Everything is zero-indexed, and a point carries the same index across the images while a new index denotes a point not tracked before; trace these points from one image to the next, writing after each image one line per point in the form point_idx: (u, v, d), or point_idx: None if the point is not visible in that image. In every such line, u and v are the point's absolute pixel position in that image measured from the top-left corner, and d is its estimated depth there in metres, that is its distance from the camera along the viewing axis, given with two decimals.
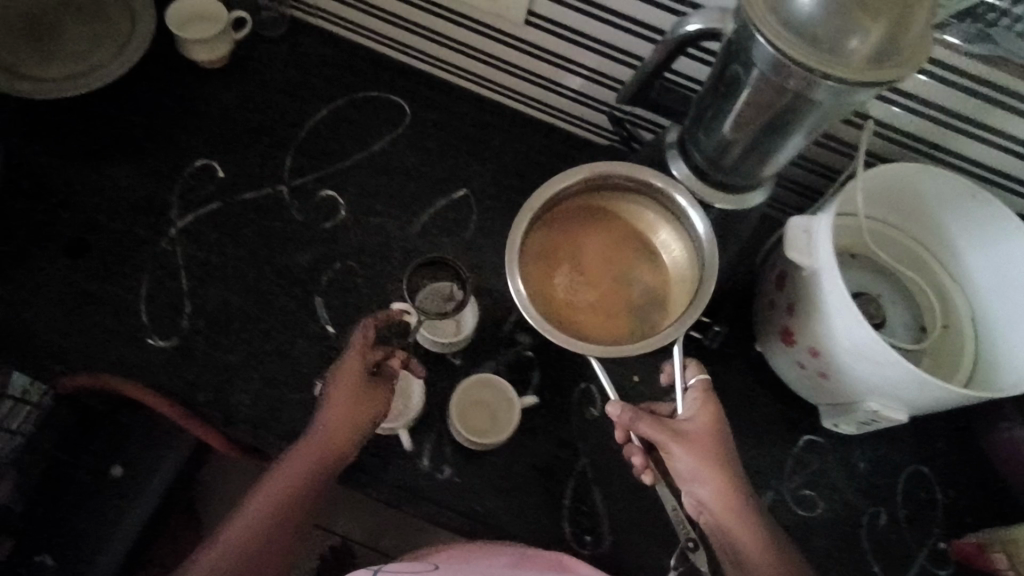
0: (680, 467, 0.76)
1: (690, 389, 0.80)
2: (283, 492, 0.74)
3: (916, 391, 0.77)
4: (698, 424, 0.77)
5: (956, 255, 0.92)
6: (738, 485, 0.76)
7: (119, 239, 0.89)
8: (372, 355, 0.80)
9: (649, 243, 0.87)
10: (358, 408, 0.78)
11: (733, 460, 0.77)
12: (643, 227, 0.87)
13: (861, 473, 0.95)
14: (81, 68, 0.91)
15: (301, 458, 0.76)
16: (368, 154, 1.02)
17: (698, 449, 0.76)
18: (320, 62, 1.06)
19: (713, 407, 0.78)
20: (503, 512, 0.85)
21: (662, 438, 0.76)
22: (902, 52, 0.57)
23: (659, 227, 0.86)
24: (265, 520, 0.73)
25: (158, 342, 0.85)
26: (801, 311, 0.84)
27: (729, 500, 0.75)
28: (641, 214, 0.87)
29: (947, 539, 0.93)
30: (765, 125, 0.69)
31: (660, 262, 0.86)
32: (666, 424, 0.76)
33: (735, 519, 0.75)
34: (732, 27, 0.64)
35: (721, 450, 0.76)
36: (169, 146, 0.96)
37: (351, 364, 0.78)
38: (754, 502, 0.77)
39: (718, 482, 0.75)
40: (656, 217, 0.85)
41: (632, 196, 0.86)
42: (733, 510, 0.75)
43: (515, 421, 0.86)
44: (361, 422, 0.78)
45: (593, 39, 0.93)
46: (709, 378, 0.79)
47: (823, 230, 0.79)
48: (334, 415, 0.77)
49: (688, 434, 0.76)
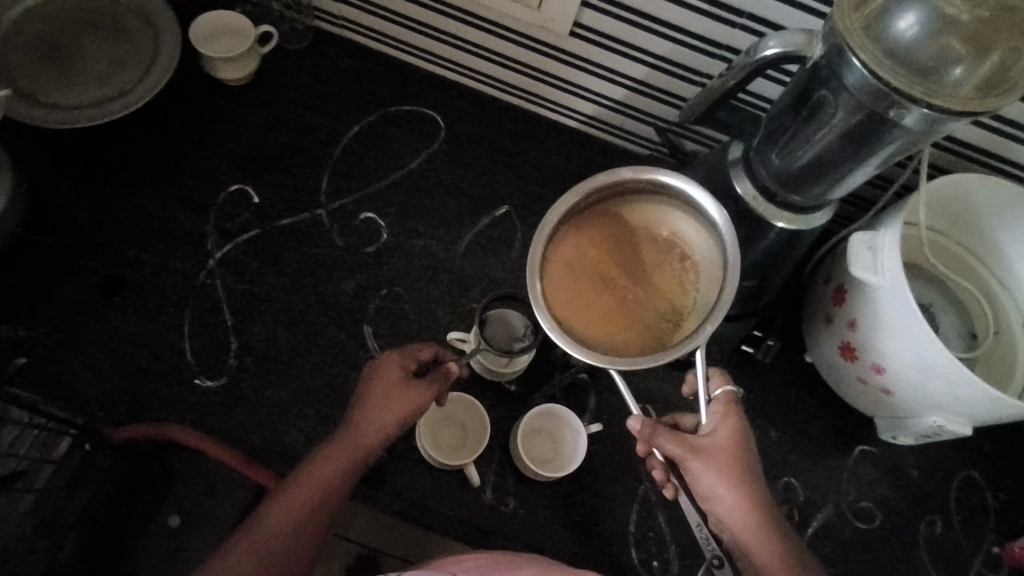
0: (700, 489, 0.65)
1: (714, 402, 0.68)
2: (298, 509, 0.66)
3: (988, 407, 0.75)
4: (719, 440, 0.65)
5: (1007, 262, 0.90)
6: (766, 510, 0.64)
7: (158, 275, 0.87)
8: (410, 359, 0.73)
9: (674, 251, 0.69)
10: (401, 410, 0.71)
11: (761, 482, 0.66)
12: (668, 233, 0.70)
13: (916, 483, 0.95)
14: (104, 95, 0.86)
15: (322, 470, 0.68)
16: (405, 173, 0.97)
17: (719, 467, 0.65)
18: (347, 74, 1.00)
19: (738, 422, 0.66)
20: (569, 541, 0.85)
21: (678, 454, 0.65)
22: (1003, 82, 0.56)
23: (686, 233, 0.69)
24: (275, 544, 0.64)
25: (205, 383, 0.84)
26: (864, 328, 0.82)
27: (756, 528, 0.63)
28: (666, 217, 0.70)
29: (1001, 543, 0.93)
30: (842, 146, 0.65)
31: (684, 274, 0.69)
32: (684, 439, 0.66)
33: (762, 552, 0.63)
34: (821, 50, 0.62)
35: (747, 471, 0.65)
36: (202, 175, 0.93)
37: (392, 367, 0.72)
38: (786, 529, 0.65)
39: (742, 507, 0.64)
40: (685, 221, 0.69)
41: (658, 194, 0.69)
42: (760, 540, 0.63)
43: (580, 451, 0.83)
44: (399, 416, 0.71)
45: (644, 50, 0.85)
46: (736, 390, 0.67)
47: (889, 245, 0.75)
48: (369, 420, 0.70)
49: (709, 452, 0.65)
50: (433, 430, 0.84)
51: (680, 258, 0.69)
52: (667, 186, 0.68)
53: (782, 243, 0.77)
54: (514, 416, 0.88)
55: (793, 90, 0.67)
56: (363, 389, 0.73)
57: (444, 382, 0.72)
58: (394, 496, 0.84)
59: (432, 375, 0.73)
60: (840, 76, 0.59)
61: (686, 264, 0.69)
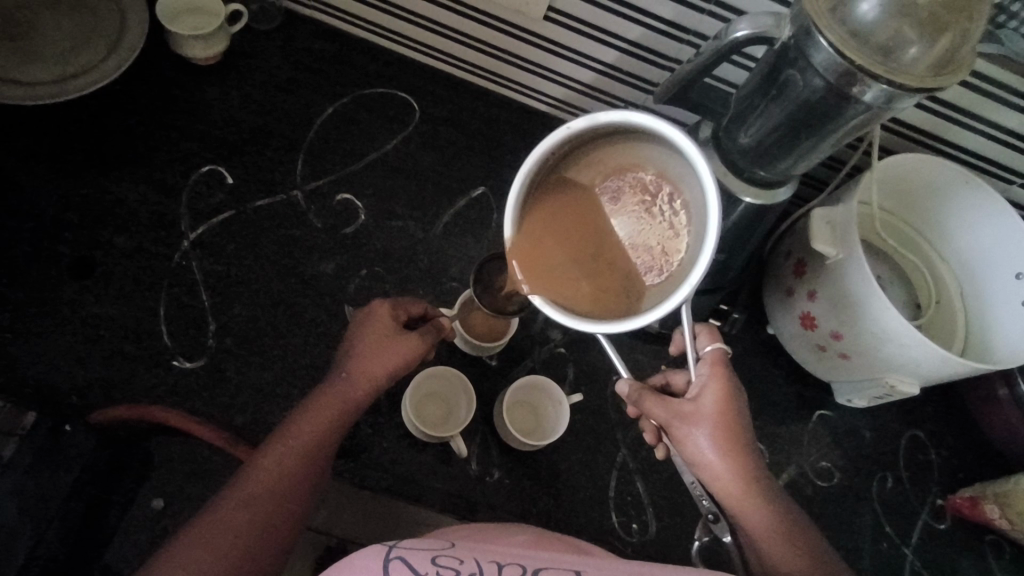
0: (689, 450, 0.69)
1: (701, 360, 0.71)
2: (277, 478, 0.65)
3: (935, 365, 0.82)
4: (706, 403, 0.68)
5: (946, 235, 0.97)
6: (751, 468, 0.68)
7: (129, 258, 0.86)
8: (402, 311, 0.76)
9: (661, 193, 0.67)
10: (387, 361, 0.71)
11: (748, 439, 0.69)
12: (654, 174, 0.67)
13: (867, 442, 1.02)
14: (67, 71, 0.83)
15: (302, 440, 0.68)
16: (380, 156, 0.97)
17: (702, 432, 0.68)
18: (317, 56, 0.99)
19: (725, 381, 0.69)
20: (555, 510, 0.87)
21: (665, 419, 0.69)
22: (951, 65, 0.62)
23: (672, 172, 0.66)
24: (257, 518, 0.63)
25: (184, 364, 0.83)
26: (823, 297, 0.87)
27: (742, 485, 0.68)
28: (650, 157, 0.67)
29: (944, 496, 1.01)
30: (805, 124, 0.70)
31: (674, 216, 0.67)
32: (669, 405, 0.70)
33: (746, 508, 0.68)
34: (788, 33, 0.66)
35: (735, 430, 0.68)
36: (171, 154, 0.91)
37: (380, 323, 0.73)
38: (770, 483, 0.69)
39: (727, 466, 0.67)
40: (669, 161, 0.66)
41: (633, 137, 0.67)
42: (744, 496, 0.68)
43: (564, 420, 0.85)
44: (390, 368, 0.72)
45: (615, 35, 0.87)
46: (724, 349, 0.70)
47: (847, 219, 0.81)
48: (360, 372, 0.71)
49: (694, 415, 0.69)
50: (418, 404, 0.86)
51: (668, 199, 0.67)
52: (642, 128, 0.65)
53: (746, 217, 0.81)
54: (498, 390, 0.90)
55: (762, 71, 0.71)
56: (348, 356, 0.72)
57: (437, 333, 0.75)
58: (381, 472, 0.85)
59: (426, 329, 0.75)
60: (807, 56, 0.64)
61: (675, 206, 0.66)
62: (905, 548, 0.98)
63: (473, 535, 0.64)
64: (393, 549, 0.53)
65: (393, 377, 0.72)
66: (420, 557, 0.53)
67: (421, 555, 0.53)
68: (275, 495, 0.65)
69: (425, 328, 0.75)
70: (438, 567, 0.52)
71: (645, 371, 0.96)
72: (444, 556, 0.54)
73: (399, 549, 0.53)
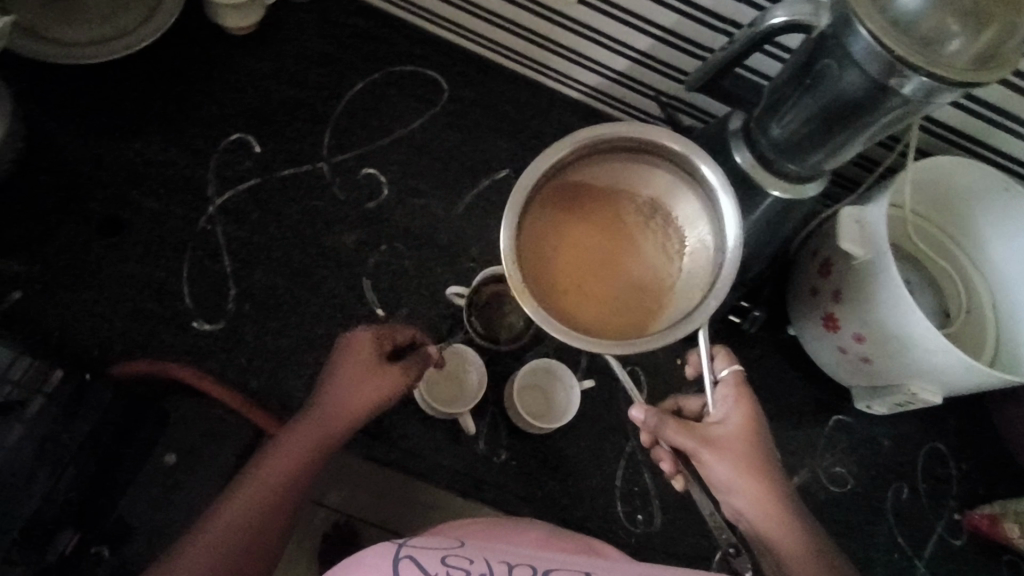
0: (714, 477, 0.67)
1: (722, 384, 0.71)
2: (289, 471, 0.64)
3: (963, 375, 0.79)
4: (731, 426, 0.68)
5: (980, 243, 0.94)
6: (783, 492, 0.66)
7: (157, 219, 0.88)
8: (387, 339, 0.73)
9: (656, 213, 0.75)
10: (370, 387, 0.69)
11: (774, 464, 0.68)
12: (651, 196, 0.75)
13: (885, 450, 1.00)
14: (105, 34, 0.85)
15: (305, 434, 0.66)
16: (407, 133, 0.98)
17: (731, 454, 0.67)
18: (351, 31, 1.00)
19: (749, 405, 0.69)
20: (560, 494, 0.87)
21: (690, 444, 0.68)
22: (996, 59, 0.59)
23: (671, 198, 0.75)
24: (259, 513, 0.62)
25: (204, 326, 0.85)
26: (847, 298, 0.85)
27: (772, 511, 0.65)
28: (652, 180, 0.75)
29: (961, 511, 0.98)
30: (840, 118, 0.68)
31: (668, 237, 0.75)
32: (695, 429, 0.69)
33: (781, 536, 0.64)
34: (826, 21, 0.65)
35: (760, 455, 0.67)
36: (202, 121, 0.92)
37: (363, 345, 0.70)
38: (801, 511, 0.67)
39: (755, 492, 0.66)
40: (670, 187, 0.74)
41: (640, 158, 0.74)
42: (778, 523, 0.65)
43: (574, 403, 0.85)
44: (372, 402, 0.69)
45: (649, 22, 0.86)
46: (743, 370, 0.71)
47: (879, 223, 0.79)
48: (343, 391, 0.68)
49: (721, 440, 0.67)
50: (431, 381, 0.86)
51: (662, 220, 0.75)
52: (659, 149, 0.72)
53: (770, 211, 0.80)
54: (510, 372, 0.90)
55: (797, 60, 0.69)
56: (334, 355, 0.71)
57: (422, 364, 0.73)
58: (389, 444, 0.86)
59: (411, 359, 0.73)
60: (845, 46, 0.62)
61: (668, 229, 0.75)
62: (916, 560, 0.96)
63: (482, 532, 0.62)
64: (403, 548, 0.51)
65: (380, 403, 0.70)
66: (429, 557, 0.50)
67: (430, 554, 0.51)
68: (283, 472, 0.64)
69: (411, 358, 0.73)
70: (449, 566, 0.50)
71: (659, 363, 0.95)
72: (454, 554, 0.52)
73: (409, 549, 0.50)
